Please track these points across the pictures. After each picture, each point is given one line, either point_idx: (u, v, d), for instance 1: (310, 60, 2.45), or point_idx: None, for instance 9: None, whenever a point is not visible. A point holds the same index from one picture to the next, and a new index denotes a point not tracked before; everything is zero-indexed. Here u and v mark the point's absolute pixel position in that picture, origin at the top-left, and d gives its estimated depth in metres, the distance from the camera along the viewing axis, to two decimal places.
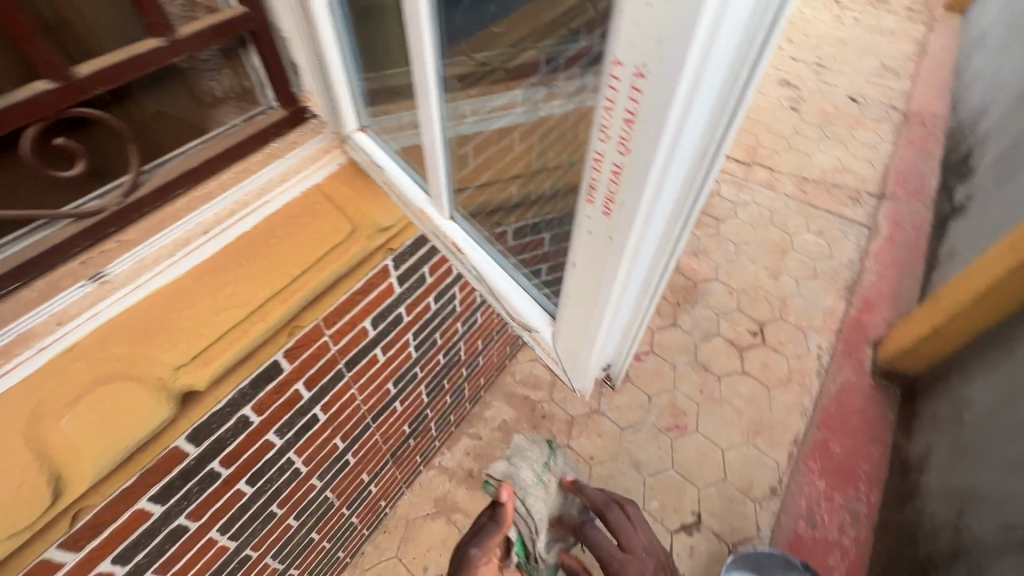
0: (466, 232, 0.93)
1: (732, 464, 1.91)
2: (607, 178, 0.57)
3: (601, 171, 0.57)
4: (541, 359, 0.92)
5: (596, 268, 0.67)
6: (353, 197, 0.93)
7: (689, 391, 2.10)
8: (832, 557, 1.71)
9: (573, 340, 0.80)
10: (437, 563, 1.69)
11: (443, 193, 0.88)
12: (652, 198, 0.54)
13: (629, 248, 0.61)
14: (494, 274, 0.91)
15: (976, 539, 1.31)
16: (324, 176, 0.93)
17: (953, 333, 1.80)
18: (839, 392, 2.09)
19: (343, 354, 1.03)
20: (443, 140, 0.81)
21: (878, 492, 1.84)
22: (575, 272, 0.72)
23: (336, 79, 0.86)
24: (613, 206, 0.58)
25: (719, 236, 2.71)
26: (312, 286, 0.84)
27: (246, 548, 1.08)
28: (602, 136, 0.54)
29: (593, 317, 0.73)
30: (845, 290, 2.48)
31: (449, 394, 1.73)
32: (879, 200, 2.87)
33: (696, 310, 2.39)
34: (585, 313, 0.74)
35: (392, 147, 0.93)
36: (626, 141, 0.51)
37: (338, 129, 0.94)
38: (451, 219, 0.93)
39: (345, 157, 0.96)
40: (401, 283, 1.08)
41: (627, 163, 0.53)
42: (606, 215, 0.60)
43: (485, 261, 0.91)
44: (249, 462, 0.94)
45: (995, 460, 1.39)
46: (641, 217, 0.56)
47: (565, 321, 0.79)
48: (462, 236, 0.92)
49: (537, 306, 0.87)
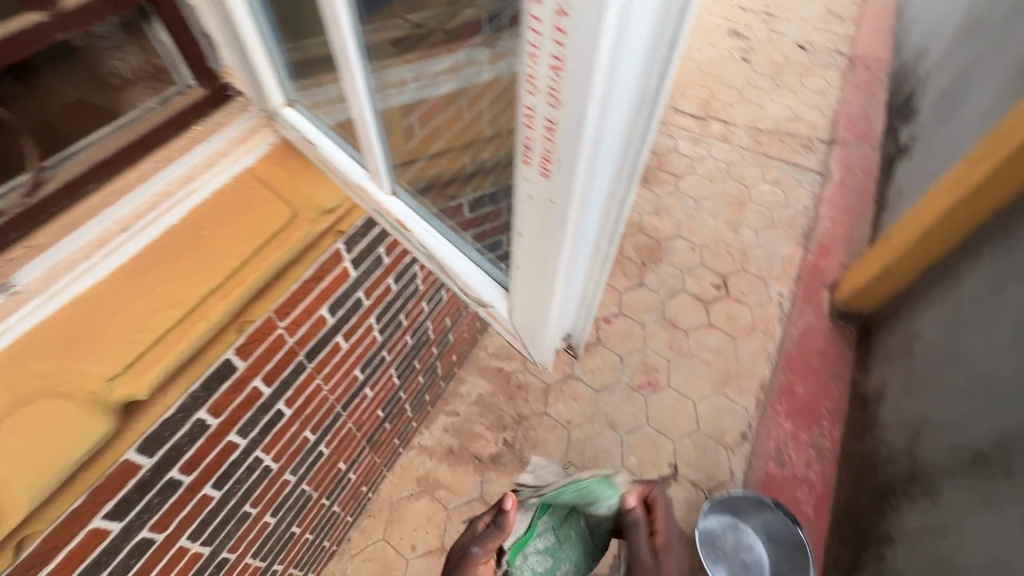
0: (408, 206, 0.90)
1: (704, 414, 1.97)
2: (541, 136, 0.54)
3: (534, 129, 0.54)
4: (499, 330, 0.92)
5: (543, 232, 0.65)
6: (291, 179, 0.87)
7: (659, 349, 2.14)
8: (801, 492, 1.80)
9: (530, 308, 0.80)
10: (425, 540, 1.70)
11: (381, 166, 0.84)
12: (590, 152, 0.52)
13: (572, 208, 0.59)
14: (443, 250, 0.89)
15: (928, 462, 1.40)
16: (255, 159, 0.86)
17: (903, 270, 1.87)
18: (800, 336, 2.17)
19: (302, 345, 0.99)
20: (373, 113, 0.78)
21: (839, 426, 1.94)
22: (521, 239, 0.70)
23: (254, 52, 0.80)
24: (550, 168, 0.56)
25: (679, 193, 2.73)
26: (255, 278, 0.78)
27: (222, 552, 1.05)
28: (531, 90, 0.51)
29: (546, 283, 0.72)
30: (802, 237, 2.55)
31: (421, 374, 1.71)
32: (829, 146, 2.93)
33: (661, 268, 2.42)
34: (537, 280, 0.73)
35: (325, 122, 0.88)
36: (556, 93, 0.48)
37: (265, 105, 0.88)
38: (393, 194, 0.89)
39: (277, 136, 0.90)
40: (356, 266, 1.04)
41: (559, 118, 0.50)
42: (545, 176, 0.58)
43: (431, 238, 0.89)
44: (212, 466, 0.90)
45: (943, 387, 1.47)
46: (581, 174, 0.54)
47: (519, 290, 0.78)
48: (405, 212, 0.89)
49: (489, 279, 0.87)
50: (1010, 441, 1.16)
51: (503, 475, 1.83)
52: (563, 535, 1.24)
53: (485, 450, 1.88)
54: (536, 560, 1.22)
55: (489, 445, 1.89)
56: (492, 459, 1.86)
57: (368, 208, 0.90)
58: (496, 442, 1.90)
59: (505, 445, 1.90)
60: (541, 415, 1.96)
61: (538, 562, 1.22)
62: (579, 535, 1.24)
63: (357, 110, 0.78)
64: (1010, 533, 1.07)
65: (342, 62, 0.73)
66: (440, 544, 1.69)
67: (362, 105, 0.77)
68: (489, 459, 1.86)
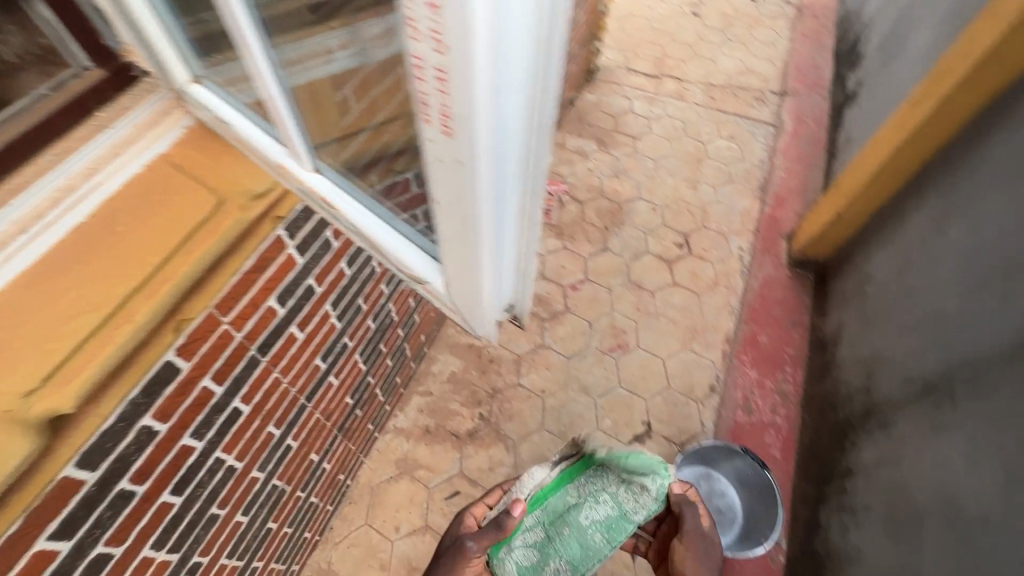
0: (336, 182, 0.85)
1: (673, 371, 2.01)
2: (434, 89, 0.51)
3: (426, 81, 0.51)
4: (438, 307, 0.89)
5: (458, 197, 0.63)
6: (210, 164, 0.84)
7: (626, 311, 2.17)
8: (768, 436, 1.87)
9: (463, 281, 0.77)
10: (409, 521, 1.70)
11: (297, 141, 0.79)
12: (487, 104, 0.50)
13: (481, 167, 0.57)
14: (376, 230, 0.84)
15: (881, 396, 1.47)
16: (169, 145, 0.83)
17: (855, 215, 1.92)
18: (761, 287, 2.23)
19: (252, 339, 0.95)
20: (281, 92, 0.74)
21: (802, 370, 2.01)
22: (440, 207, 0.68)
23: (149, 28, 0.75)
24: (451, 125, 0.54)
25: (637, 155, 2.72)
26: (183, 274, 0.74)
27: (193, 557, 1.02)
28: (414, 38, 0.48)
29: (472, 252, 0.70)
30: (758, 190, 2.59)
31: (389, 357, 1.68)
32: (781, 97, 2.95)
33: (624, 231, 2.43)
34: (463, 249, 0.71)
35: (240, 101, 0.82)
36: (438, 39, 0.46)
37: (171, 84, 0.83)
38: (317, 171, 0.84)
39: (191, 118, 0.86)
40: (303, 253, 0.99)
41: (448, 66, 0.47)
42: (448, 133, 0.55)
43: (362, 218, 0.84)
44: (168, 473, 0.87)
45: (894, 324, 1.53)
46: (482, 128, 0.52)
47: (449, 262, 0.76)
48: (330, 189, 0.84)
49: (423, 255, 0.83)
50: (956, 369, 1.22)
51: (481, 449, 1.84)
52: (554, 528, 1.05)
53: (462, 426, 1.88)
54: (522, 553, 1.07)
55: (465, 421, 1.89)
56: (469, 435, 1.86)
57: (293, 188, 0.85)
58: (472, 418, 1.90)
59: (482, 419, 1.90)
60: (515, 386, 1.97)
61: (523, 557, 1.06)
62: (581, 538, 1.03)
63: (263, 87, 0.74)
64: (954, 454, 1.13)
65: (237, 36, 0.69)
66: (424, 523, 1.70)
67: (266, 81, 0.73)
68: (466, 434, 1.86)
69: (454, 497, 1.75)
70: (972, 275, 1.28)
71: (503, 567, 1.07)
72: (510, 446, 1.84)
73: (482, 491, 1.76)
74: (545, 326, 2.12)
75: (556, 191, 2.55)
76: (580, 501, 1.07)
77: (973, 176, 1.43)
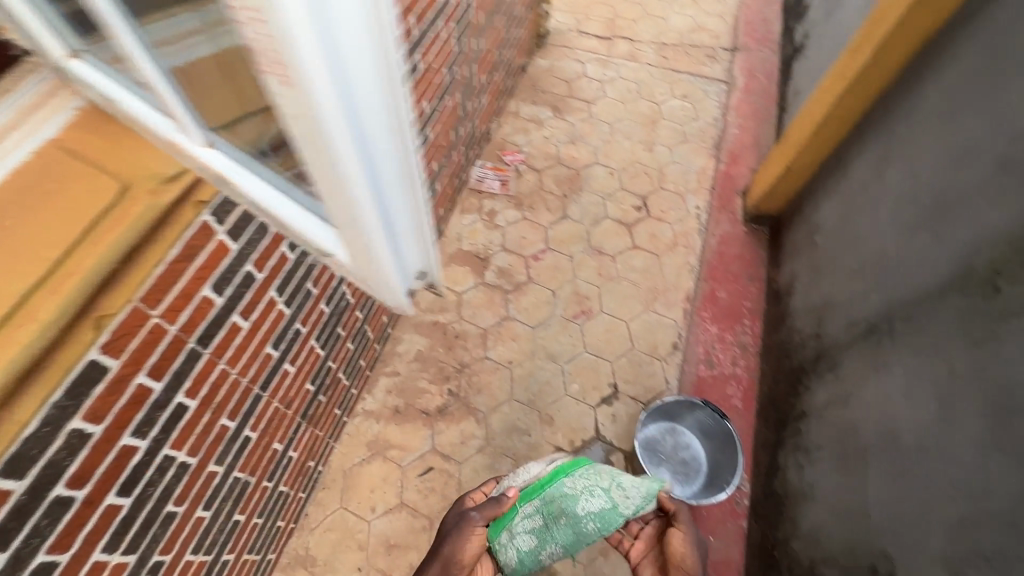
0: (230, 157, 0.80)
1: (637, 332, 2.05)
2: (263, 36, 0.53)
3: (256, 30, 0.53)
4: (349, 278, 0.89)
5: (321, 153, 0.63)
6: (108, 148, 0.81)
7: (588, 277, 2.18)
8: (730, 387, 1.93)
9: (358, 247, 0.77)
10: (384, 500, 1.71)
11: (184, 114, 0.75)
12: (314, 45, 0.51)
13: (330, 115, 0.58)
14: (282, 210, 0.81)
15: (830, 340, 1.53)
16: (57, 129, 0.80)
17: (803, 166, 1.96)
18: (718, 245, 2.27)
19: (190, 332, 0.92)
20: (151, 62, 0.70)
21: (759, 322, 2.07)
22: (312, 168, 0.69)
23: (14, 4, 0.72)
24: (287, 74, 0.54)
25: (592, 119, 2.69)
26: (88, 269, 0.71)
27: (153, 556, 1.00)
28: None
29: (355, 213, 0.70)
30: (713, 148, 2.60)
31: (350, 341, 1.66)
32: (732, 53, 2.95)
33: (583, 197, 2.42)
34: (346, 212, 0.71)
35: (125, 80, 0.78)
36: None
37: (51, 64, 0.80)
38: (211, 146, 0.79)
39: (80, 99, 0.83)
40: (236, 239, 0.95)
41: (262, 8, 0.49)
42: (287, 84, 0.56)
43: (265, 196, 0.81)
44: (111, 475, 0.84)
45: (840, 270, 1.59)
46: (315, 74, 0.53)
47: (341, 228, 0.75)
48: (227, 165, 0.79)
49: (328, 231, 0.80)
50: (895, 308, 1.26)
51: (452, 423, 1.84)
52: (552, 516, 1.05)
53: (431, 404, 1.88)
54: (523, 540, 1.08)
55: (435, 398, 1.89)
56: (439, 411, 1.87)
57: (192, 166, 0.81)
58: (442, 394, 1.90)
59: (451, 394, 1.90)
60: (483, 360, 1.97)
61: (524, 543, 1.07)
62: (578, 526, 1.03)
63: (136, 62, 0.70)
64: (893, 388, 1.19)
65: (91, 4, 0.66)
66: (399, 501, 1.71)
67: (137, 56, 0.69)
68: (436, 411, 1.87)
69: (427, 472, 1.75)
70: (909, 216, 1.32)
71: (504, 553, 1.09)
72: (481, 419, 1.85)
73: (456, 464, 1.77)
74: (509, 298, 2.12)
75: (513, 161, 2.52)
76: (575, 492, 1.07)
77: (909, 120, 1.46)
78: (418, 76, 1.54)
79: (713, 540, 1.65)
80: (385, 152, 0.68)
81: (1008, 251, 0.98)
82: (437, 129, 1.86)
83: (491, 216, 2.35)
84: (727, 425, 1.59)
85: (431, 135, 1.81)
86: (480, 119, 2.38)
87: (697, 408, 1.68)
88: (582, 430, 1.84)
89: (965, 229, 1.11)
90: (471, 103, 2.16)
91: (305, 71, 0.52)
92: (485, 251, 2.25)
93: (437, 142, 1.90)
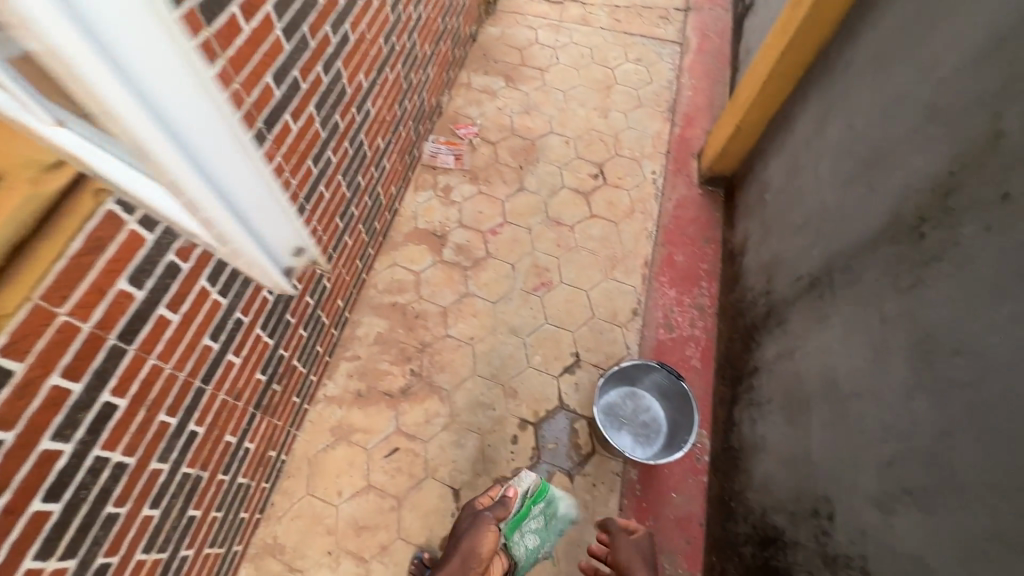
0: (90, 137, 0.72)
1: (597, 300, 2.06)
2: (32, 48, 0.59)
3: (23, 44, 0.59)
4: (206, 239, 0.98)
5: (130, 134, 0.73)
6: None
7: (547, 248, 2.17)
8: (689, 349, 1.97)
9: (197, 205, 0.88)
10: (351, 484, 1.70)
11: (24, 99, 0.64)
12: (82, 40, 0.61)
13: (121, 97, 0.68)
14: (145, 190, 0.83)
15: (777, 296, 1.56)
16: None
17: (752, 125, 1.97)
18: (675, 209, 2.28)
19: (108, 328, 0.88)
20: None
21: (716, 283, 2.10)
22: (123, 156, 0.77)
23: None
24: (67, 76, 0.63)
25: (546, 88, 2.64)
26: None
27: (97, 558, 0.98)
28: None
29: (179, 179, 0.82)
30: (668, 111, 2.59)
31: (302, 328, 1.62)
32: (685, 13, 2.91)
33: (539, 168, 2.39)
34: (171, 180, 0.82)
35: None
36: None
37: None
38: (63, 125, 0.69)
39: None
40: (150, 229, 0.91)
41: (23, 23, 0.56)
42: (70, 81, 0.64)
43: (124, 182, 0.79)
44: (34, 481, 0.81)
45: (786, 227, 1.61)
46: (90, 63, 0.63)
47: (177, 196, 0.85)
48: (83, 146, 0.72)
49: (171, 206, 0.88)
50: (835, 261, 1.29)
51: (415, 403, 1.84)
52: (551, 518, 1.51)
53: (395, 385, 1.87)
54: (529, 539, 1.47)
55: (397, 379, 1.88)
56: (402, 392, 1.86)
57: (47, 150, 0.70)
58: (404, 374, 1.89)
59: (414, 374, 1.89)
60: (444, 338, 1.96)
61: (530, 540, 1.47)
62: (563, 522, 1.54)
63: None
64: (833, 339, 1.22)
65: None
66: (366, 483, 1.70)
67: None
68: (400, 391, 1.86)
69: (393, 453, 1.75)
70: (846, 169, 1.33)
71: (519, 549, 1.44)
72: (445, 396, 1.85)
73: (422, 443, 1.77)
74: (468, 275, 2.10)
75: (466, 135, 2.46)
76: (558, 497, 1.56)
77: (847, 72, 1.46)
78: (350, 47, 1.47)
79: (675, 496, 1.70)
80: (198, 128, 0.83)
81: (932, 198, 1.00)
82: (380, 105, 1.80)
83: (446, 192, 2.31)
84: (682, 384, 1.63)
85: (373, 111, 1.75)
86: (429, 91, 2.31)
87: (653, 370, 1.70)
88: (546, 400, 1.86)
89: (894, 179, 1.13)
90: (417, 76, 2.09)
91: (83, 68, 0.62)
92: (442, 228, 2.21)
93: (381, 118, 1.84)
